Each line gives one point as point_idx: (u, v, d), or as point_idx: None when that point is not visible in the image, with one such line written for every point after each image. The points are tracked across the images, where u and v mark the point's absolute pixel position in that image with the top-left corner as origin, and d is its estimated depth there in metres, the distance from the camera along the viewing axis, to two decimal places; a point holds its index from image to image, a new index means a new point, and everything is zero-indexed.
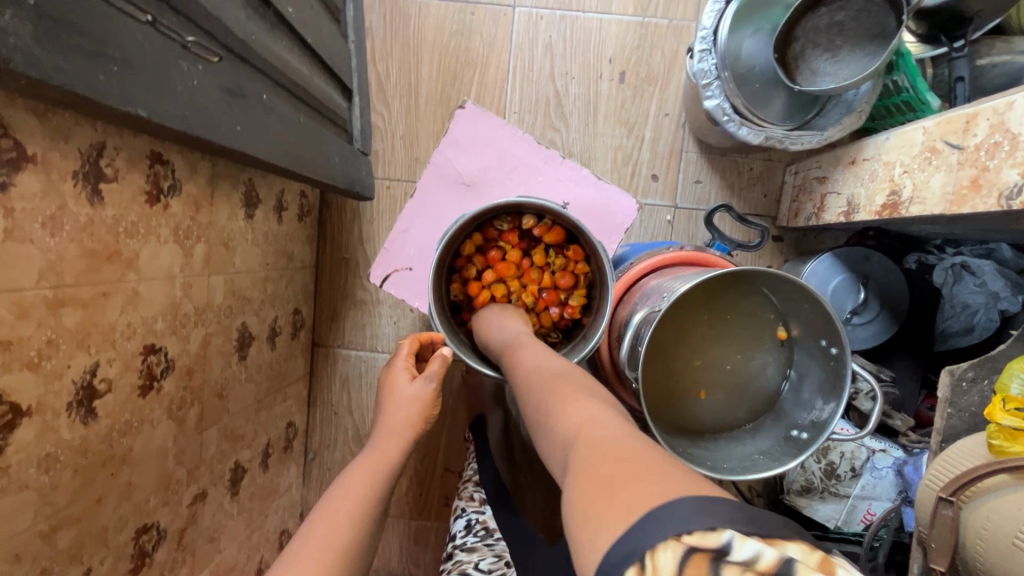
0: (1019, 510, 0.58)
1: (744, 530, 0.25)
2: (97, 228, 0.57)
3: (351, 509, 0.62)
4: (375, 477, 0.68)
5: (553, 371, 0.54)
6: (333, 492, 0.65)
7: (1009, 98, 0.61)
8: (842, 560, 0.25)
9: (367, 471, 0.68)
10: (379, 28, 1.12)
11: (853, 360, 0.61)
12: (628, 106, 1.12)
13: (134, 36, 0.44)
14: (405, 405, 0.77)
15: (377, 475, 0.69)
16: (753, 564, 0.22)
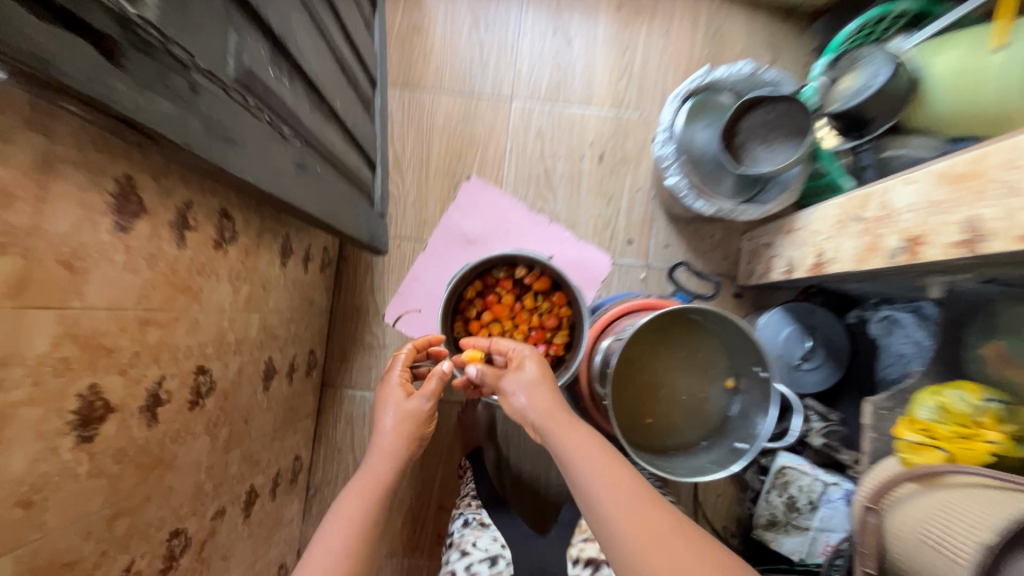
0: (921, 512, 0.69)
1: None
2: (178, 265, 0.72)
3: (338, 546, 0.65)
4: (364, 504, 0.70)
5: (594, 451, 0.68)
6: (327, 524, 0.68)
7: (894, 182, 0.78)
8: None
9: (354, 502, 0.70)
10: (397, 115, 1.34)
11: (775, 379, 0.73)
12: (606, 182, 1.33)
13: (251, 127, 0.59)
14: (400, 421, 0.79)
15: (364, 500, 0.70)
16: None
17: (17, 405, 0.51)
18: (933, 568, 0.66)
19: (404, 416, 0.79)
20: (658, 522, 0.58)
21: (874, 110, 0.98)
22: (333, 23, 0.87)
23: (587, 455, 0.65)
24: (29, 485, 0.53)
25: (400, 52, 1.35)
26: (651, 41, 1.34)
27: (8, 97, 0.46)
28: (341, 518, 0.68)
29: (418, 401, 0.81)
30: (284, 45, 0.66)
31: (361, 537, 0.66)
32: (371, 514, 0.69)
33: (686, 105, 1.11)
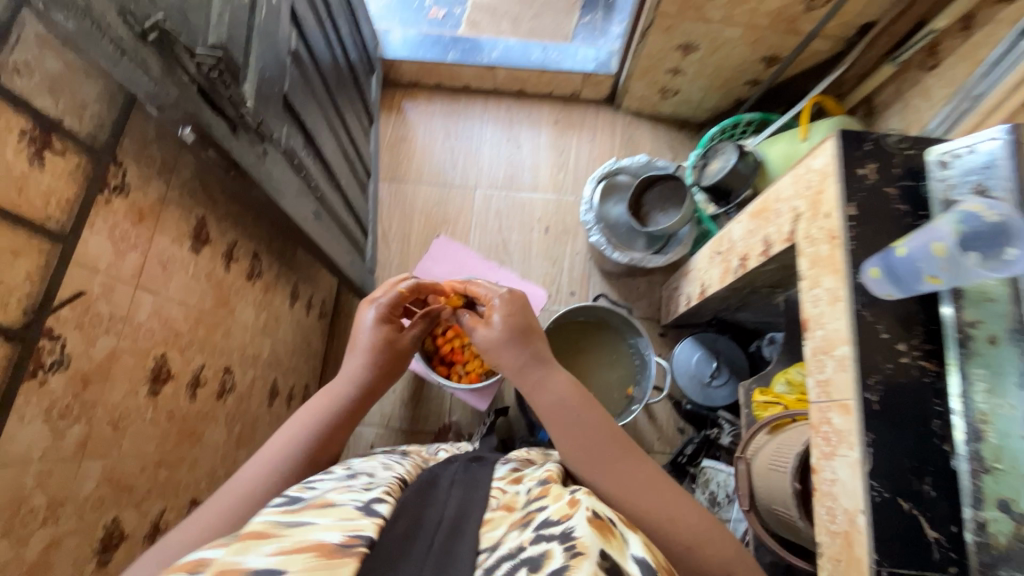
0: (767, 448, 0.93)
1: (635, 557, 0.44)
2: (222, 284, 1.00)
3: (287, 448, 0.70)
4: (321, 414, 0.76)
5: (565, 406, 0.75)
6: (285, 431, 0.73)
7: (780, 183, 0.93)
8: (643, 544, 0.48)
9: (314, 414, 0.76)
10: (386, 201, 1.72)
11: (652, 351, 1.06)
12: (551, 247, 1.67)
13: (292, 182, 0.91)
14: (376, 348, 0.84)
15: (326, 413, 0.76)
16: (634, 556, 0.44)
17: (122, 351, 0.76)
18: (772, 485, 0.89)
19: (380, 344, 0.84)
20: (630, 466, 0.69)
21: (733, 183, 1.35)
22: (342, 130, 1.24)
23: (571, 409, 0.74)
24: (119, 412, 0.76)
25: (390, 156, 1.76)
26: (581, 145, 1.77)
27: (153, 159, 0.78)
28: (297, 426, 0.74)
29: (396, 333, 0.86)
30: (312, 139, 1.01)
31: (310, 441, 0.72)
32: (330, 425, 0.75)
33: (600, 185, 1.49)
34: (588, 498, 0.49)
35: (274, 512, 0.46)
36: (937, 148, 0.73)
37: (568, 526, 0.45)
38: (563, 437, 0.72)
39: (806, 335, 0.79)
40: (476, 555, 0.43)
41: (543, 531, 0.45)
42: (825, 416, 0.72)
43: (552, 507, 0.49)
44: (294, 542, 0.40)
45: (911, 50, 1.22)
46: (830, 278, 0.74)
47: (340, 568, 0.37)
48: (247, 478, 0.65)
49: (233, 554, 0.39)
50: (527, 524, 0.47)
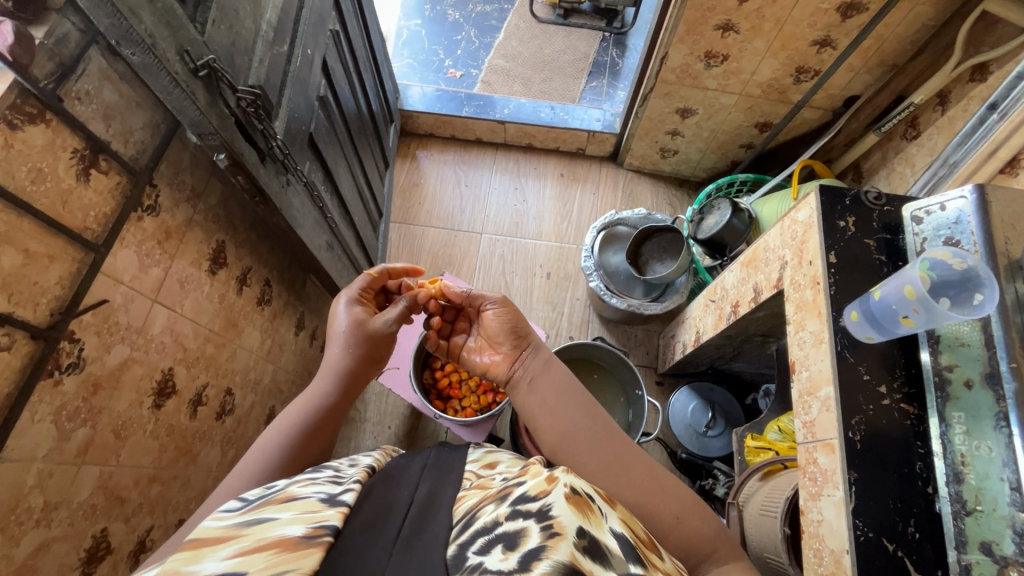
0: (757, 492, 0.94)
1: (611, 532, 0.46)
2: (233, 307, 1.04)
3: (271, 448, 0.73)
4: (303, 416, 0.78)
5: (565, 391, 0.80)
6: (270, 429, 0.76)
7: (765, 237, 0.99)
8: (619, 516, 0.50)
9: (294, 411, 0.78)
10: (395, 242, 1.79)
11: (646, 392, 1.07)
12: (552, 293, 1.71)
13: (310, 213, 0.97)
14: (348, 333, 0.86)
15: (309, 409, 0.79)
16: (611, 531, 0.46)
17: (133, 361, 0.79)
18: (759, 529, 0.90)
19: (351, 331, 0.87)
20: (617, 446, 0.73)
21: (728, 238, 1.41)
22: (359, 171, 1.32)
23: (570, 396, 0.79)
24: (123, 421, 0.79)
25: (402, 200, 1.85)
26: (585, 198, 1.86)
27: (184, 184, 0.84)
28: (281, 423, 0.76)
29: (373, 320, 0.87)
30: (331, 176, 1.08)
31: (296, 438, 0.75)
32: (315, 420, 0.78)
33: (601, 233, 1.54)
34: (567, 475, 0.50)
35: (228, 515, 0.50)
36: (912, 205, 0.78)
37: (545, 503, 0.45)
38: (552, 425, 0.76)
39: (794, 377, 0.81)
40: (450, 531, 0.49)
41: (520, 506, 0.46)
42: (812, 455, 0.73)
43: (531, 482, 0.50)
44: (254, 541, 0.45)
45: (891, 122, 1.29)
46: (813, 321, 0.77)
47: (302, 559, 0.42)
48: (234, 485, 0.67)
49: (186, 563, 0.43)
50: (504, 498, 0.49)
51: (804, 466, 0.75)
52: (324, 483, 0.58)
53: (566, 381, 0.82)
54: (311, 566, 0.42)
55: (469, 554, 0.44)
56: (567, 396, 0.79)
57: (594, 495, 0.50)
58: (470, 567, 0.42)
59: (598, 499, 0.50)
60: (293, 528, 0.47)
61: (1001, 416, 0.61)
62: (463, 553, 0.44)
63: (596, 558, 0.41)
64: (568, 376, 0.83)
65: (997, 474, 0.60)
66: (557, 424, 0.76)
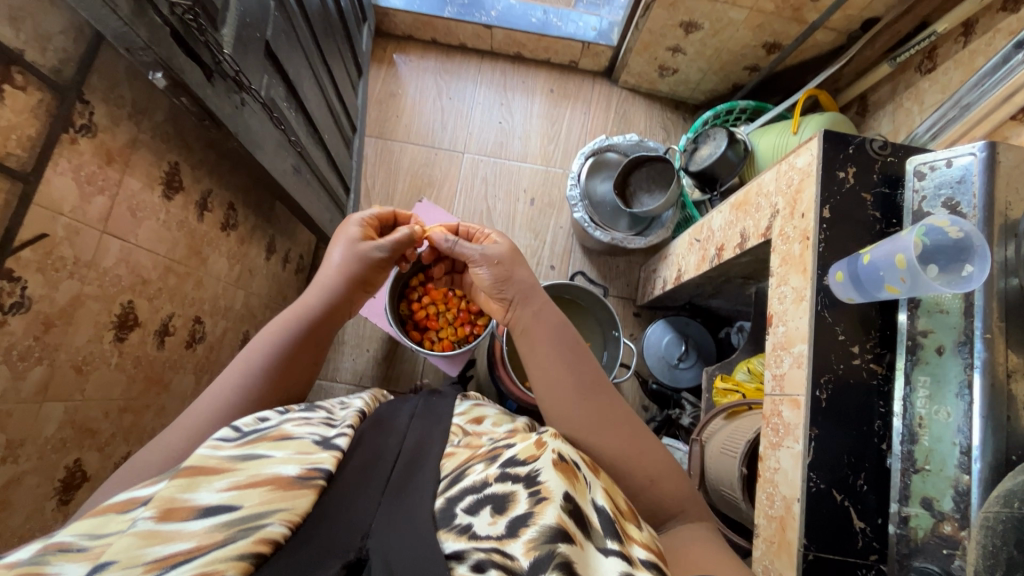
0: (723, 433, 0.97)
1: (591, 497, 0.45)
2: (195, 234, 0.98)
3: (254, 371, 0.67)
4: (292, 331, 0.72)
5: (565, 341, 0.77)
6: (253, 348, 0.69)
7: (762, 177, 0.94)
8: (596, 480, 0.50)
9: (281, 329, 0.72)
10: (371, 157, 1.68)
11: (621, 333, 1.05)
12: (535, 220, 1.66)
13: (270, 135, 0.88)
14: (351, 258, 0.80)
15: (296, 334, 0.72)
16: (592, 497, 0.45)
17: (88, 297, 0.75)
18: (717, 468, 0.95)
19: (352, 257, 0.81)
20: (610, 407, 0.71)
21: (720, 171, 1.36)
22: (328, 81, 1.20)
23: (568, 348, 0.76)
24: (84, 357, 0.76)
25: (378, 111, 1.71)
26: (574, 118, 1.74)
27: (122, 100, 0.75)
28: (266, 344, 0.70)
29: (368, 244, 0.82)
30: (294, 90, 0.97)
31: (282, 362, 0.69)
32: (301, 346, 0.72)
33: (589, 160, 1.47)
34: (555, 441, 0.49)
35: (224, 446, 0.45)
36: (917, 157, 0.74)
37: (535, 468, 0.45)
38: (545, 383, 0.74)
39: (767, 329, 0.82)
40: (437, 484, 0.47)
41: (509, 470, 0.46)
42: (777, 407, 0.76)
43: (520, 446, 0.49)
44: (250, 476, 0.42)
45: (908, 52, 1.21)
46: (797, 277, 0.77)
47: (297, 500, 0.41)
48: (210, 406, 0.62)
49: (180, 490, 0.40)
50: (494, 459, 0.49)
51: (768, 415, 0.78)
52: (318, 424, 0.54)
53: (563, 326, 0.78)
54: (305, 509, 0.40)
55: (457, 511, 0.43)
56: (562, 345, 0.76)
57: (579, 463, 0.50)
58: (459, 526, 0.42)
59: (583, 467, 0.50)
60: (288, 467, 0.44)
61: (965, 383, 0.63)
62: (451, 509, 0.43)
63: (579, 524, 0.41)
64: (564, 325, 0.79)
65: (951, 438, 0.62)
66: (551, 379, 0.73)
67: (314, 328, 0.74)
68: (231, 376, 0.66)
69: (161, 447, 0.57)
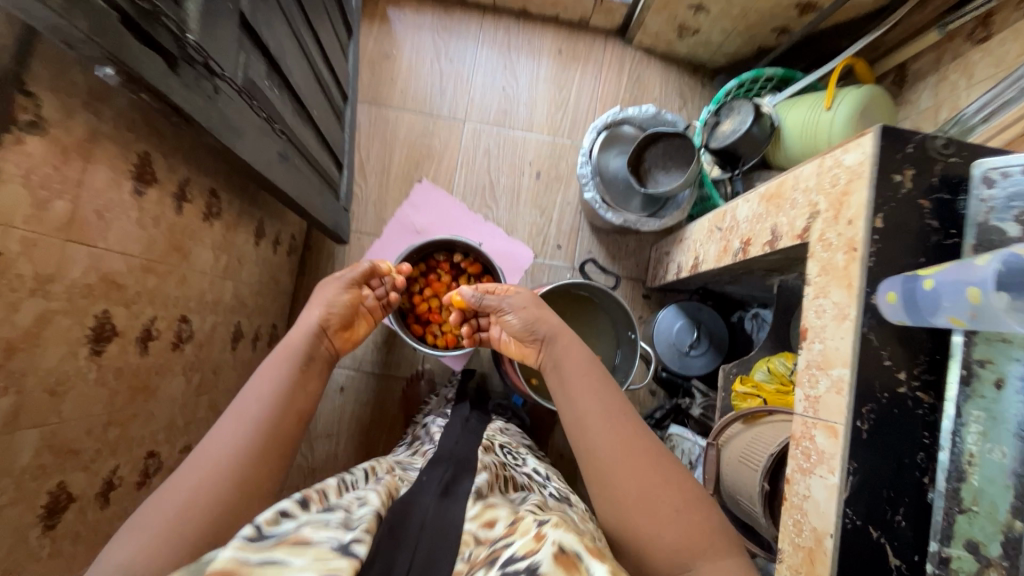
0: (742, 440, 0.93)
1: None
2: (175, 229, 0.89)
3: (255, 413, 0.67)
4: (286, 369, 0.73)
5: (588, 373, 0.79)
6: (247, 393, 0.69)
7: (802, 168, 0.85)
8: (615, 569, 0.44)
9: (275, 369, 0.72)
10: (365, 126, 1.56)
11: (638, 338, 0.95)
12: (541, 195, 1.56)
13: (252, 122, 0.78)
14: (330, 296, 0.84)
15: (286, 373, 0.72)
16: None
17: (55, 312, 0.67)
18: (736, 476, 0.91)
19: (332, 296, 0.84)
20: (630, 433, 0.71)
21: (744, 148, 1.26)
22: (315, 48, 1.07)
23: (590, 379, 0.78)
24: (57, 376, 0.69)
25: (371, 74, 1.57)
26: (584, 82, 1.61)
27: (74, 87, 0.64)
28: (260, 388, 0.70)
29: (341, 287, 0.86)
30: (277, 65, 0.86)
31: (280, 403, 0.69)
32: (298, 385, 0.72)
33: (601, 135, 1.36)
34: (555, 529, 0.44)
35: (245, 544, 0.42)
36: (985, 161, 0.65)
37: (533, 562, 0.41)
38: (570, 410, 0.76)
39: (800, 343, 0.76)
40: None
41: (507, 570, 0.41)
42: (810, 431, 0.71)
43: (519, 543, 0.45)
44: None
45: (962, 18, 1.08)
46: (840, 291, 0.70)
47: None
48: (216, 453, 0.62)
49: None
50: (493, 563, 0.44)
51: (798, 437, 0.73)
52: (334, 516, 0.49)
53: (574, 351, 0.83)
54: None
55: None
56: (582, 375, 0.79)
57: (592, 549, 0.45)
58: None
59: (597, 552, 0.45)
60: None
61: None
62: None
63: None
64: (581, 352, 0.83)
65: (1004, 481, 0.58)
66: (575, 408, 0.75)
67: (304, 365, 0.75)
68: (228, 428, 0.65)
69: (171, 493, 0.57)
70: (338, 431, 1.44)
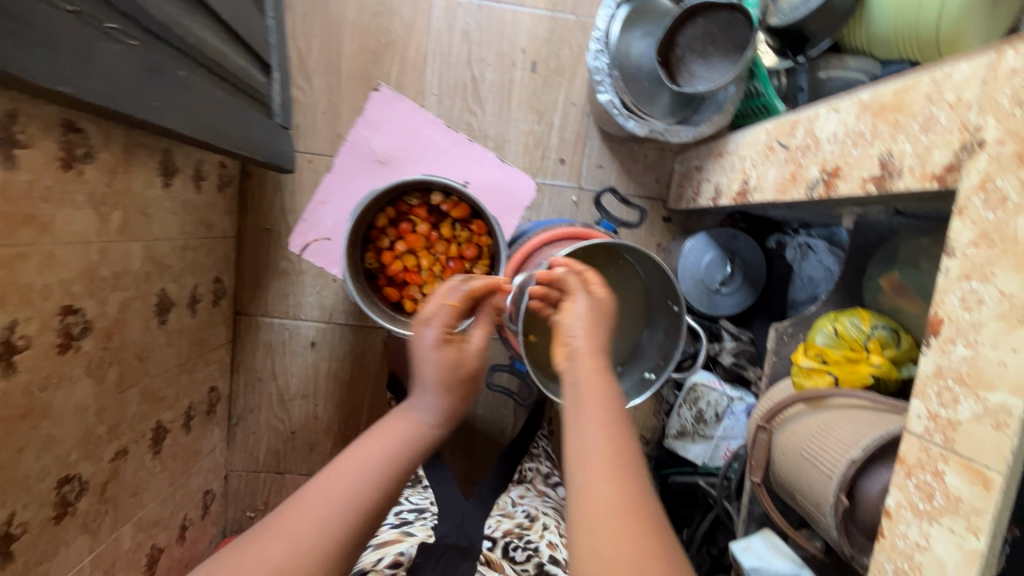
0: (807, 428, 0.75)
1: None
2: (12, 192, 0.61)
3: (365, 479, 0.50)
4: (396, 439, 0.54)
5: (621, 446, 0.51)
6: (355, 447, 0.52)
7: (951, 67, 0.56)
8: None
9: (385, 434, 0.55)
10: (298, 4, 1.15)
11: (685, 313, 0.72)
12: (539, 94, 1.22)
13: (60, 21, 0.49)
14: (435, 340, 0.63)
15: (397, 443, 0.54)
16: None
17: None
18: (801, 475, 0.74)
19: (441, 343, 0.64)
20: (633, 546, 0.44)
21: (816, 26, 0.94)
22: None
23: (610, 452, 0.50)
24: None
25: None
26: None
27: None
28: (372, 450, 0.52)
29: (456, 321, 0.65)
30: None
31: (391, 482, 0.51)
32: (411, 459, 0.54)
33: (624, 10, 1.03)
34: None
35: None
36: None
37: None
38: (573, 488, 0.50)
39: (928, 338, 0.54)
40: None
41: None
42: (934, 465, 0.52)
43: None
44: None
45: None
46: (1013, 278, 0.47)
47: None
48: (307, 519, 0.46)
49: None
50: None
51: (910, 466, 0.55)
52: None
53: (621, 460, 0.50)
54: None
55: None
56: (613, 524, 0.45)
57: None
58: None
59: None
60: None
61: None
62: None
63: None
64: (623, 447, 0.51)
65: None
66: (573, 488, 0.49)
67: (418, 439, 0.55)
68: (322, 490, 0.48)
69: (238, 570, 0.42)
70: (314, 391, 1.26)
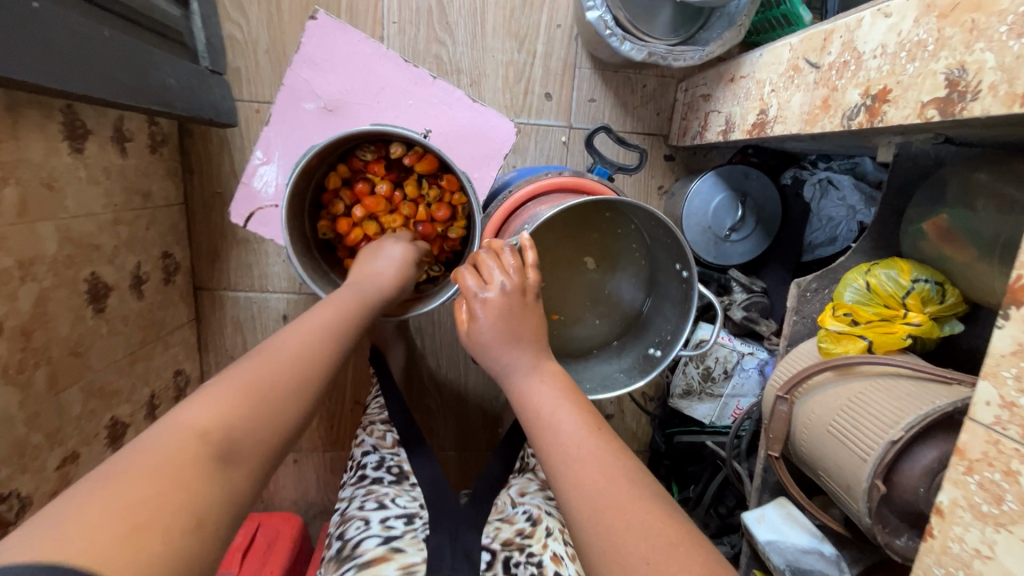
0: (836, 401, 0.66)
1: None
2: None
3: (306, 360, 0.49)
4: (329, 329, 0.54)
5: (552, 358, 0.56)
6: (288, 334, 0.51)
7: None
8: None
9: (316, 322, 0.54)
10: None
11: (699, 281, 0.60)
12: (517, 16, 1.04)
13: None
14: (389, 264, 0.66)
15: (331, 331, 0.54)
16: None
17: None
18: (833, 455, 0.64)
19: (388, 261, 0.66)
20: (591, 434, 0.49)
21: None
22: None
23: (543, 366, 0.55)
24: None
25: None
26: None
27: None
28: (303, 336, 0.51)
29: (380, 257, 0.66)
30: None
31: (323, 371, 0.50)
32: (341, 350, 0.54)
33: None
34: None
35: None
36: None
37: None
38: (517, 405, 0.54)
39: (1006, 308, 0.43)
40: None
41: None
42: (1006, 463, 0.43)
43: None
44: None
45: None
46: None
47: None
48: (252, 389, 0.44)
49: None
50: None
51: (972, 461, 0.45)
52: None
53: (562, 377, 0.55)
54: None
55: None
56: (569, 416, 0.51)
57: None
58: None
59: None
60: None
61: None
62: None
63: None
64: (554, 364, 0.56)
65: None
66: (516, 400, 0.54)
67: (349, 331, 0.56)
68: (261, 367, 0.46)
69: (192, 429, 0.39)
70: None
